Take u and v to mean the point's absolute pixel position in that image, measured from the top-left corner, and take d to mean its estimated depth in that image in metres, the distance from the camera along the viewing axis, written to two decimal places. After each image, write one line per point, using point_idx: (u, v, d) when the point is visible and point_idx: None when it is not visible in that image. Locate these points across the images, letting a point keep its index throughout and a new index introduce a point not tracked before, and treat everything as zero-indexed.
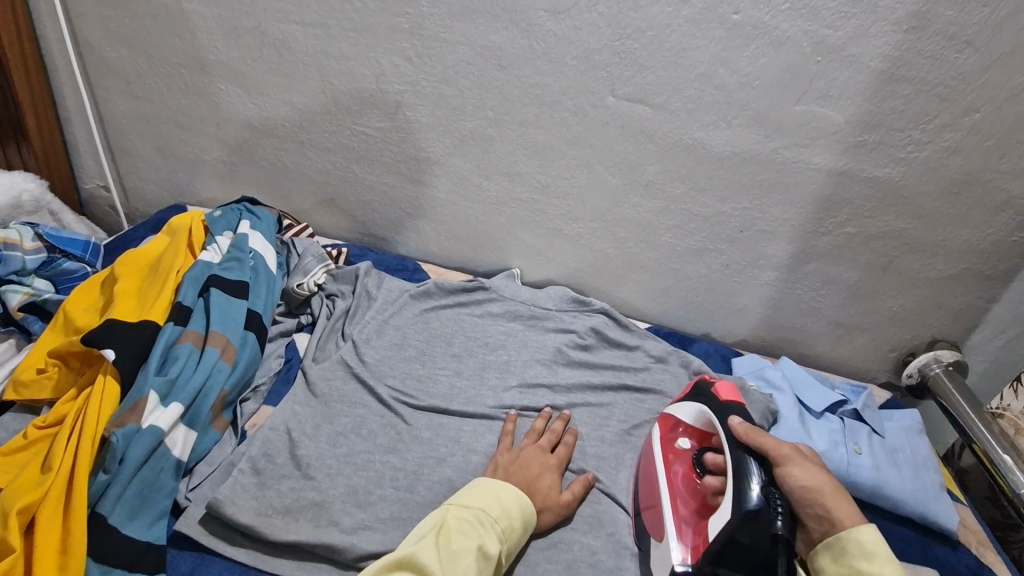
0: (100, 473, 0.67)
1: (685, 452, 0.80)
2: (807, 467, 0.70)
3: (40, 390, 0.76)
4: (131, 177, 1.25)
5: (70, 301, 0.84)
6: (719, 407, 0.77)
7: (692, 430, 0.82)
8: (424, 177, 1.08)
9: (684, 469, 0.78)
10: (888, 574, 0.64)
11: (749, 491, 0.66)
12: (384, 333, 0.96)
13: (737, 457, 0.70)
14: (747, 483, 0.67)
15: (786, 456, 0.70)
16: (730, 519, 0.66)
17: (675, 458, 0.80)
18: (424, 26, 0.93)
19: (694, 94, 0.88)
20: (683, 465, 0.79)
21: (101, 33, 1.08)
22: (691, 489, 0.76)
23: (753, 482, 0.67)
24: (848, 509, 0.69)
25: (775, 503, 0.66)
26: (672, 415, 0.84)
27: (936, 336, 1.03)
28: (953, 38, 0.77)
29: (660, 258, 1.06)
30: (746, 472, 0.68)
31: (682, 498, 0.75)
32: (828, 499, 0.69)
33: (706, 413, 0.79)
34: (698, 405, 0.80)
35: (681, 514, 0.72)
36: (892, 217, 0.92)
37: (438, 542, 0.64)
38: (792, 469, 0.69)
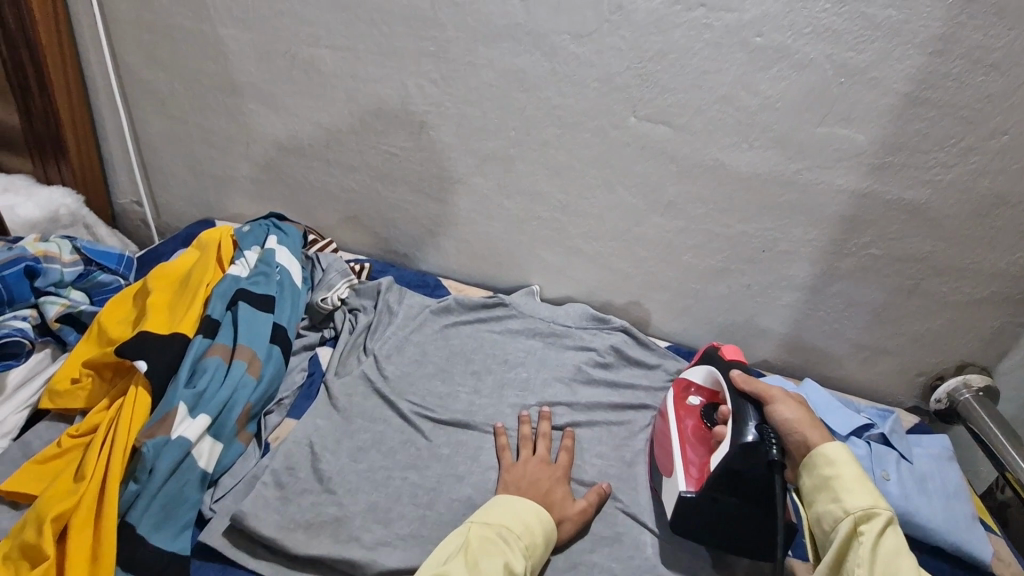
0: (131, 483, 0.68)
1: (695, 407, 0.86)
2: (794, 404, 0.73)
3: (73, 400, 0.78)
4: (162, 193, 1.29)
5: (104, 313, 0.86)
6: (723, 364, 0.81)
7: (703, 389, 0.87)
8: (446, 195, 1.10)
9: (695, 421, 0.84)
10: (848, 472, 0.66)
11: (746, 428, 0.71)
12: (405, 349, 0.97)
13: (736, 402, 0.74)
14: (744, 423, 0.71)
15: (777, 397, 0.73)
16: (731, 452, 0.70)
17: (686, 413, 0.85)
18: (449, 50, 0.96)
19: (716, 115, 0.89)
20: (693, 418, 0.84)
21: (140, 56, 1.12)
22: (700, 437, 0.81)
23: (748, 421, 0.71)
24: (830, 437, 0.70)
25: (770, 437, 0.69)
26: (684, 376, 0.89)
27: (965, 360, 1.01)
28: (978, 61, 0.77)
29: (681, 277, 1.05)
30: (745, 414, 0.72)
31: (691, 444, 0.80)
32: (814, 431, 0.70)
33: (713, 371, 0.83)
34: (707, 365, 0.84)
35: (689, 457, 0.78)
36: (918, 239, 0.91)
37: (467, 562, 0.63)
38: (781, 407, 0.72)
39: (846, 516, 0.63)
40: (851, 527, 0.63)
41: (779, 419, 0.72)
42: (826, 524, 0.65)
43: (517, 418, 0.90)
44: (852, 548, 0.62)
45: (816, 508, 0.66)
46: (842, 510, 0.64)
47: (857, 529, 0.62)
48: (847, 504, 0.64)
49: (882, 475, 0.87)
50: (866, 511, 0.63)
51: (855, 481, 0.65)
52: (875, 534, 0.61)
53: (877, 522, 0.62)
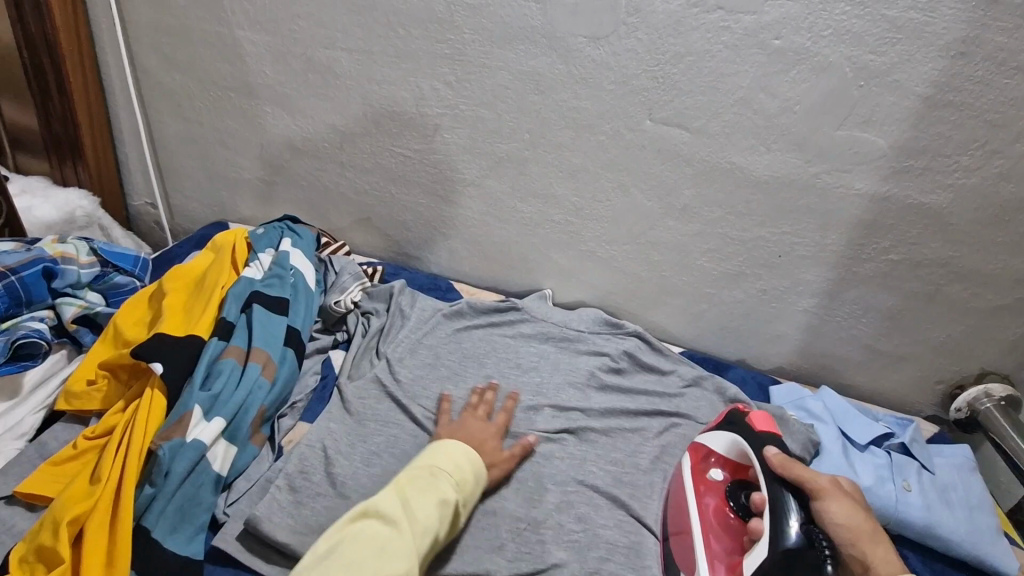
0: (147, 486, 0.69)
1: (716, 483, 0.80)
2: (839, 499, 0.70)
3: (89, 402, 0.78)
4: (176, 195, 1.30)
5: (121, 314, 0.86)
6: (755, 438, 0.77)
7: (724, 461, 0.82)
8: (459, 198, 1.10)
9: (716, 502, 0.78)
10: None
11: (790, 528, 0.67)
12: (418, 352, 0.96)
13: (775, 490, 0.71)
14: (786, 521, 0.68)
15: (821, 489, 0.71)
16: (773, 557, 0.66)
17: (706, 490, 0.80)
18: (464, 53, 0.96)
19: (733, 118, 0.88)
20: (715, 498, 0.79)
21: (157, 58, 1.13)
22: (723, 524, 0.76)
23: (791, 518, 0.67)
24: (882, 554, 0.67)
25: (819, 543, 0.66)
26: (703, 444, 0.83)
27: (987, 368, 0.99)
28: (1002, 64, 0.75)
29: (695, 282, 1.04)
30: (785, 508, 0.69)
31: (715, 532, 0.75)
32: (865, 543, 0.68)
33: (742, 447, 0.78)
34: (733, 437, 0.80)
35: (714, 551, 0.73)
36: (939, 244, 0.89)
37: (399, 497, 0.66)
38: (826, 501, 0.70)
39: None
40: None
41: (825, 519, 0.69)
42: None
43: (470, 392, 0.92)
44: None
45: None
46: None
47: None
48: None
49: (904, 486, 0.85)
50: None
51: None
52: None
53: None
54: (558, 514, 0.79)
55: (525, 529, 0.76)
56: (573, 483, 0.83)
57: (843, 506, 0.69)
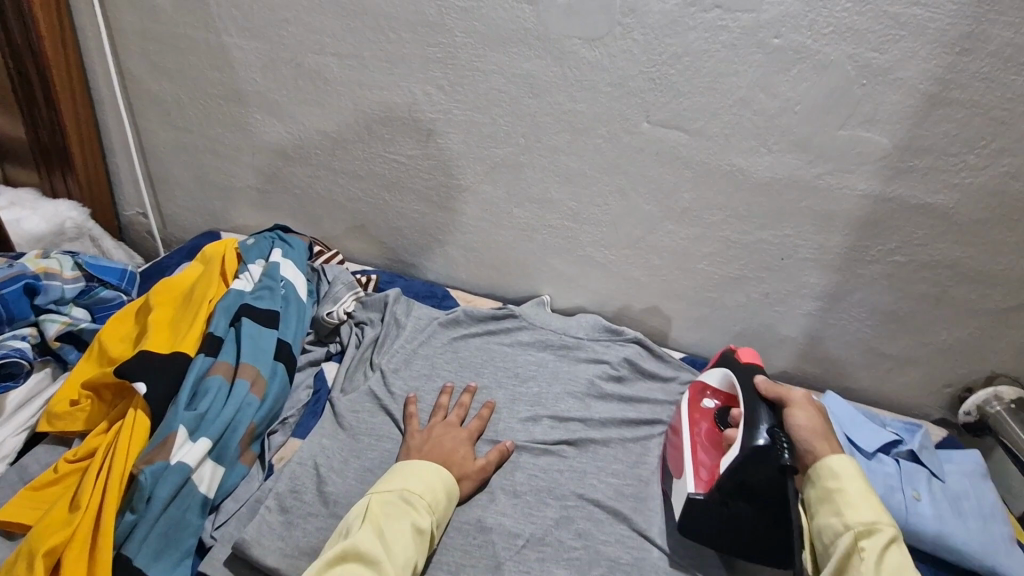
0: (128, 513, 0.66)
1: (710, 410, 0.86)
2: (809, 412, 0.74)
3: (72, 423, 0.76)
4: (168, 204, 1.28)
5: (105, 331, 0.85)
6: (742, 370, 0.82)
7: (719, 393, 0.87)
8: (454, 204, 1.07)
9: (709, 424, 0.84)
10: (853, 488, 0.67)
11: (758, 432, 0.72)
12: (413, 362, 0.94)
13: (750, 404, 0.76)
14: (755, 427, 0.72)
15: (792, 402, 0.75)
16: (742, 454, 0.71)
17: (700, 417, 0.85)
18: (456, 56, 0.93)
19: (733, 119, 0.86)
20: (707, 421, 0.84)
21: (145, 66, 1.11)
22: (713, 442, 0.81)
23: (760, 425, 0.72)
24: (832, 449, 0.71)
25: (782, 442, 0.70)
26: (700, 381, 0.90)
27: (997, 371, 0.96)
28: (1010, 60, 0.73)
29: (697, 286, 1.02)
30: (757, 417, 0.74)
31: (703, 447, 0.81)
32: (822, 443, 0.72)
33: (727, 375, 0.84)
34: (722, 369, 0.85)
35: (699, 456, 0.79)
36: (946, 245, 0.87)
37: (375, 530, 0.64)
38: (794, 412, 0.74)
39: (846, 529, 0.65)
40: (851, 541, 0.64)
41: (791, 424, 0.74)
42: (827, 537, 0.66)
43: (438, 391, 0.90)
44: (850, 562, 0.63)
45: (819, 521, 0.68)
46: (842, 524, 0.65)
47: (857, 543, 0.64)
48: (847, 519, 0.65)
49: (914, 495, 0.82)
50: (867, 526, 0.64)
51: (860, 498, 0.66)
52: (875, 548, 0.62)
53: (877, 537, 0.63)
54: (557, 530, 0.77)
55: (524, 547, 0.74)
56: (573, 497, 0.80)
57: (809, 414, 0.74)
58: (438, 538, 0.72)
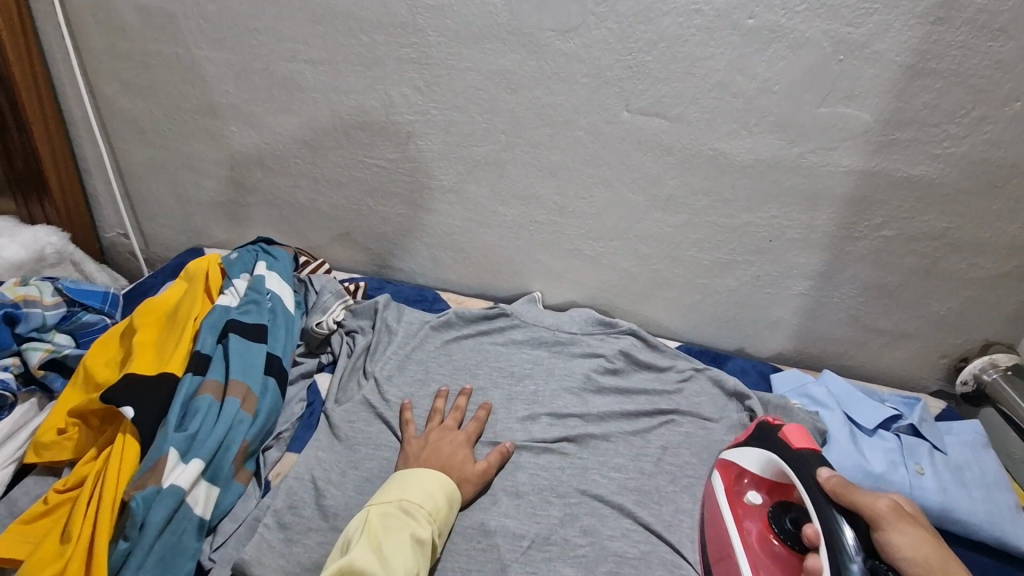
0: (121, 540, 0.65)
1: (755, 506, 0.75)
2: (907, 529, 0.60)
3: (60, 452, 0.75)
4: (149, 223, 1.26)
5: (90, 356, 0.83)
6: (793, 459, 0.71)
7: (760, 481, 0.77)
8: (438, 206, 1.06)
9: (760, 526, 0.73)
10: None
11: (851, 568, 0.59)
12: (407, 367, 0.93)
13: (825, 517, 0.64)
14: (843, 558, 0.60)
15: (884, 517, 0.61)
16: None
17: (745, 514, 0.75)
18: (430, 56, 0.92)
19: (712, 103, 0.85)
20: (756, 523, 0.73)
21: (115, 85, 1.09)
22: (771, 551, 0.71)
23: (847, 556, 0.60)
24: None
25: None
26: (734, 463, 0.79)
27: (990, 339, 0.97)
28: (984, 27, 0.73)
29: (687, 273, 1.02)
30: (841, 543, 0.61)
31: (763, 564, 0.69)
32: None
33: (777, 463, 0.73)
34: (767, 453, 0.75)
35: None
36: (933, 216, 0.87)
37: (373, 545, 0.63)
38: (890, 533, 0.60)
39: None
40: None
41: (885, 547, 0.60)
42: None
43: (434, 395, 0.90)
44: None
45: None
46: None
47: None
48: None
49: (917, 469, 0.83)
50: None
51: None
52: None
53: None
54: (562, 528, 0.76)
55: (529, 547, 0.74)
56: (576, 494, 0.80)
57: (911, 536, 0.59)
58: (441, 548, 0.70)
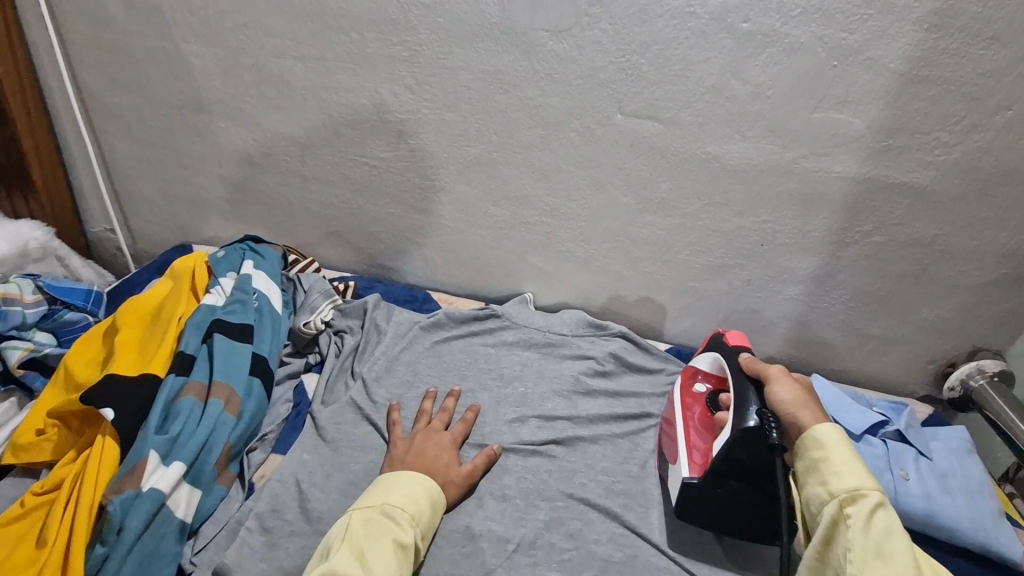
0: (98, 545, 0.64)
1: (702, 395, 0.85)
2: (790, 386, 0.71)
3: (38, 454, 0.74)
4: (137, 219, 1.24)
5: (71, 355, 0.82)
6: (729, 351, 0.81)
7: (710, 376, 0.87)
8: (429, 205, 1.05)
9: (702, 409, 0.83)
10: (839, 455, 0.63)
11: (748, 413, 0.70)
12: (395, 369, 0.93)
13: (738, 385, 0.74)
14: (745, 409, 0.71)
15: (774, 377, 0.72)
16: (731, 437, 0.70)
17: (692, 401, 0.85)
18: (422, 54, 0.91)
19: (705, 107, 0.85)
20: (700, 406, 0.84)
21: (101, 78, 1.07)
22: (706, 424, 0.81)
23: (749, 406, 0.71)
24: (818, 416, 0.67)
25: (769, 421, 0.68)
26: (692, 365, 0.89)
27: (978, 345, 0.97)
28: (978, 34, 0.72)
29: (678, 276, 1.01)
30: (746, 399, 0.72)
31: (697, 433, 0.80)
32: (806, 411, 0.68)
33: (718, 358, 0.83)
34: (711, 351, 0.85)
35: (693, 443, 0.79)
36: (923, 223, 0.87)
37: (354, 551, 0.62)
38: (775, 388, 0.71)
39: (832, 498, 0.62)
40: (837, 509, 0.61)
41: (773, 400, 0.70)
42: (814, 507, 0.63)
43: (422, 396, 0.89)
44: (838, 532, 0.60)
45: (806, 491, 0.65)
46: (828, 493, 0.62)
47: (843, 510, 0.61)
48: (832, 487, 0.62)
49: (902, 475, 0.83)
50: (852, 493, 0.61)
51: (846, 465, 0.63)
52: (862, 515, 0.60)
53: (864, 504, 0.60)
54: (548, 533, 0.76)
55: (514, 552, 0.73)
56: (563, 498, 0.79)
57: (791, 387, 0.70)
58: (423, 554, 0.70)
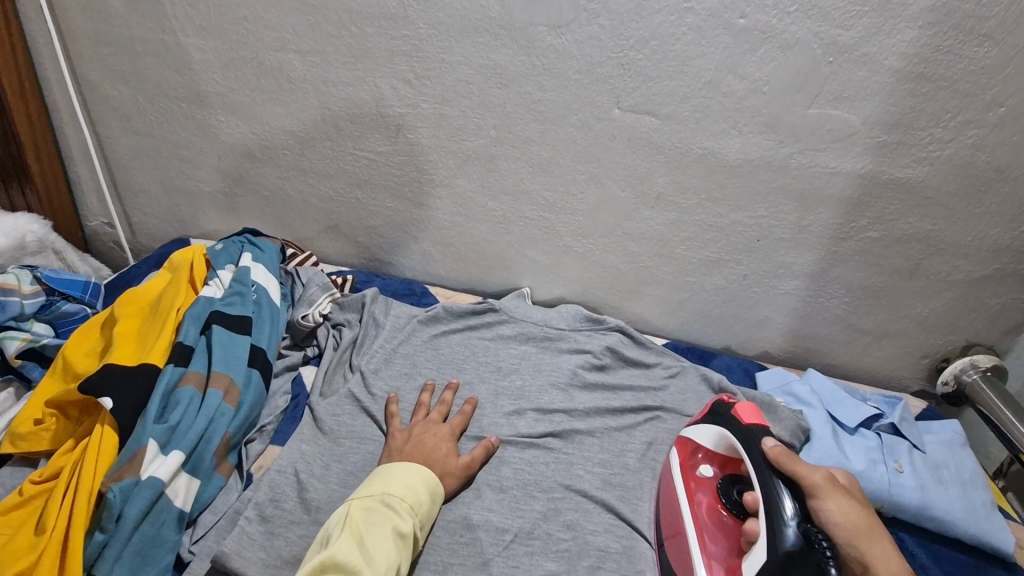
0: (98, 532, 0.65)
1: (707, 480, 0.77)
2: (840, 500, 0.63)
3: (37, 443, 0.74)
4: (135, 212, 1.24)
5: (69, 346, 0.82)
6: (742, 432, 0.72)
7: (712, 455, 0.79)
8: (428, 199, 1.06)
9: (709, 498, 0.75)
10: None
11: (785, 529, 0.61)
12: (393, 361, 0.93)
13: (768, 485, 0.65)
14: (780, 523, 0.62)
15: (819, 488, 0.63)
16: (773, 561, 0.61)
17: (697, 488, 0.77)
18: (422, 48, 0.91)
19: (702, 102, 0.85)
20: (706, 495, 0.76)
21: (100, 71, 1.07)
22: (717, 521, 0.73)
23: (787, 521, 0.61)
24: (884, 552, 0.61)
25: (819, 539, 0.59)
26: (690, 439, 0.81)
27: (971, 340, 0.98)
28: (971, 32, 0.73)
29: (675, 271, 1.02)
30: (781, 510, 0.63)
31: (710, 535, 0.72)
32: (866, 541, 0.61)
33: (729, 439, 0.74)
34: (719, 430, 0.76)
35: (710, 551, 0.70)
36: (917, 219, 0.88)
37: (354, 540, 0.63)
38: (823, 502, 0.63)
39: None
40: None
41: (822, 518, 0.62)
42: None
43: (420, 389, 0.89)
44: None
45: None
46: None
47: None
48: None
49: (896, 467, 0.83)
50: None
51: None
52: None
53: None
54: (545, 523, 0.76)
55: (512, 542, 0.74)
56: (560, 488, 0.80)
57: (841, 505, 0.62)
58: (422, 543, 0.70)
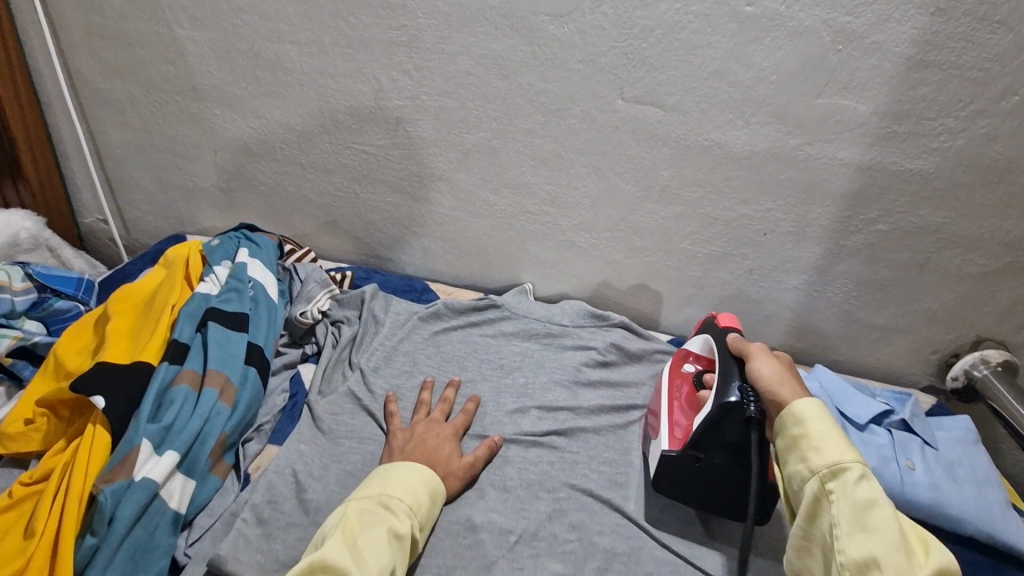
0: (88, 537, 0.63)
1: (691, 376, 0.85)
2: (773, 361, 0.70)
3: (27, 444, 0.72)
4: (130, 208, 1.22)
5: (61, 343, 0.81)
6: (717, 333, 0.81)
7: (701, 359, 0.86)
8: (427, 194, 1.04)
9: (689, 389, 0.83)
10: (818, 429, 0.62)
11: (730, 389, 0.70)
12: (393, 360, 0.91)
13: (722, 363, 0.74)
14: (726, 385, 0.71)
15: (753, 353, 0.72)
16: (711, 413, 0.70)
17: (681, 382, 0.85)
18: (421, 38, 0.89)
19: (708, 92, 0.83)
20: (688, 386, 0.84)
21: (93, 64, 1.05)
22: (691, 403, 0.81)
23: (730, 382, 0.71)
24: (796, 393, 0.66)
25: (750, 397, 0.69)
26: (682, 348, 0.89)
27: (982, 335, 0.96)
28: (984, 19, 0.71)
29: (680, 266, 1.00)
30: (728, 375, 0.72)
31: (681, 410, 0.80)
32: (785, 387, 0.67)
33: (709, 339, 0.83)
34: (704, 333, 0.85)
35: (676, 419, 0.79)
36: (928, 211, 0.86)
37: (346, 540, 0.61)
38: (755, 363, 0.70)
39: (812, 474, 0.61)
40: (818, 487, 0.60)
41: (755, 377, 0.70)
42: (797, 484, 0.63)
43: (419, 387, 0.88)
44: (821, 508, 0.60)
45: (788, 470, 0.64)
46: (809, 470, 0.61)
47: (825, 487, 0.60)
48: (812, 464, 0.61)
49: (908, 465, 0.81)
50: (833, 468, 0.60)
51: (825, 440, 0.61)
52: (842, 490, 0.59)
53: (844, 477, 0.59)
54: (550, 523, 0.74)
55: (516, 543, 0.72)
56: (565, 488, 0.78)
57: (771, 363, 0.70)
58: (422, 546, 0.68)
